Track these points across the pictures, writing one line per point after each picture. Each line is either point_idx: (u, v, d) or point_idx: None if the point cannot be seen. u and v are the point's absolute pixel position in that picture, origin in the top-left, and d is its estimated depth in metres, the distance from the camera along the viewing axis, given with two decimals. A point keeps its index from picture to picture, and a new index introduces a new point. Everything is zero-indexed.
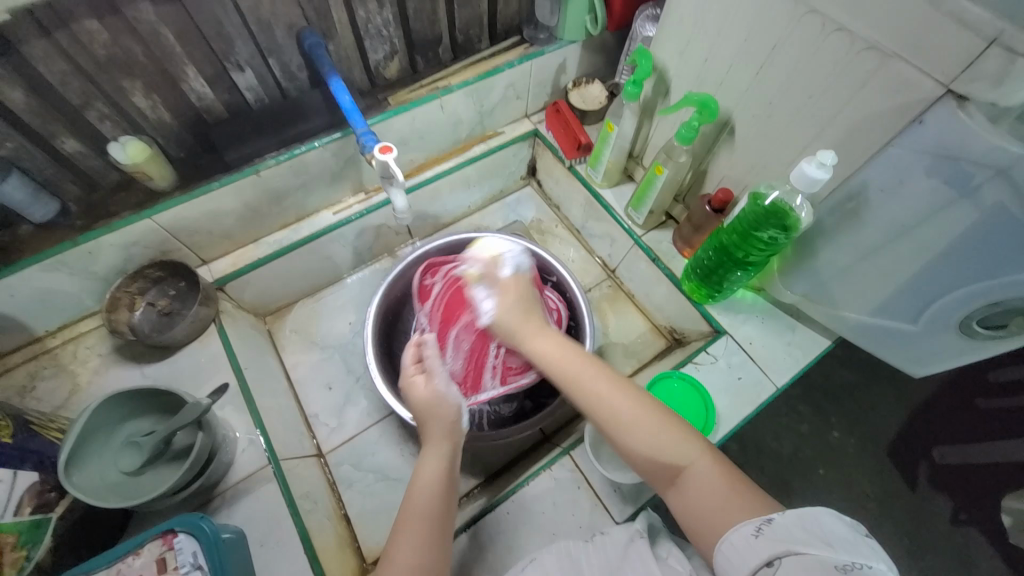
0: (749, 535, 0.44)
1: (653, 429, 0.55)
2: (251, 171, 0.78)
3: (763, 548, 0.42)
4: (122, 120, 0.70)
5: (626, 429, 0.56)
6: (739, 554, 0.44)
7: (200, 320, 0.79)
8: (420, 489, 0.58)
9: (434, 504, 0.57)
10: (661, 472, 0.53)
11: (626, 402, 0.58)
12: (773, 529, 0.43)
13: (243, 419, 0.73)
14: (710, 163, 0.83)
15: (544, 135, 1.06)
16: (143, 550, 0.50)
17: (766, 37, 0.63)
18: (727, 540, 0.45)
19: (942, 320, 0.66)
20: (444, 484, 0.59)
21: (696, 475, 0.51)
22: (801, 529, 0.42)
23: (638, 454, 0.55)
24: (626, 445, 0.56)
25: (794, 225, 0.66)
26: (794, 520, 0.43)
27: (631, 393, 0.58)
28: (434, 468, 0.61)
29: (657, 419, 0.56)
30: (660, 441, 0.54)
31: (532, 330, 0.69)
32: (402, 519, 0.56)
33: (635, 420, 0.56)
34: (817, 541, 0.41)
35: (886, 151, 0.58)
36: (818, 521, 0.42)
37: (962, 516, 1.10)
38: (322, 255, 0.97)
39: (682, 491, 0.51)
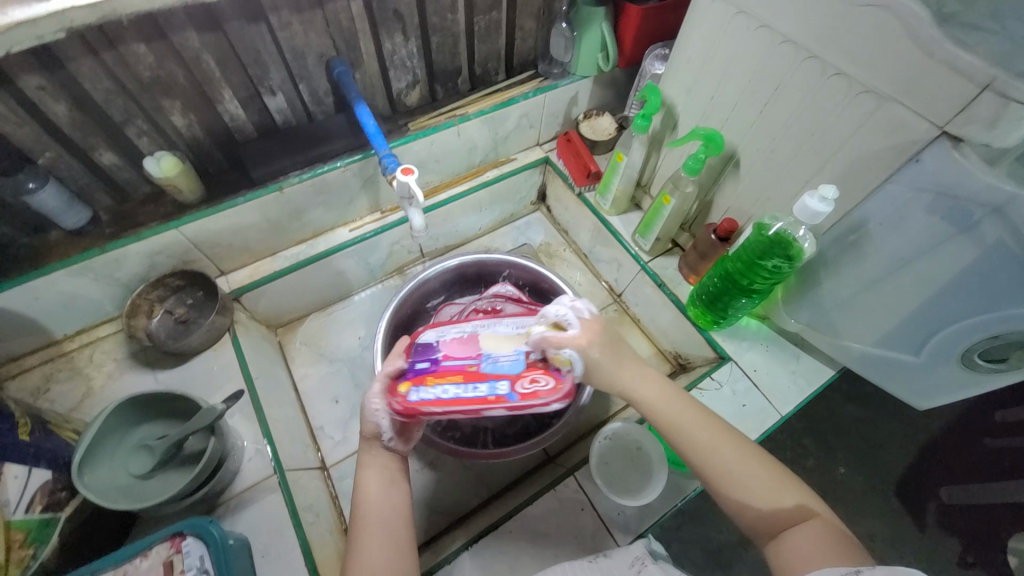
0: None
1: (766, 482, 0.53)
2: (276, 188, 0.82)
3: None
4: (158, 136, 0.74)
5: (737, 476, 0.53)
6: None
7: (216, 328, 0.81)
8: (367, 503, 0.57)
9: (384, 512, 0.56)
10: (768, 524, 0.51)
11: (732, 448, 0.55)
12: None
13: (252, 427, 0.74)
14: (716, 194, 0.86)
15: (555, 162, 1.10)
16: (150, 552, 0.51)
17: (769, 79, 0.67)
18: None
19: (944, 352, 0.67)
20: (386, 496, 0.58)
21: (808, 530, 0.49)
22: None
23: (746, 504, 0.52)
24: (734, 493, 0.53)
25: (797, 254, 0.69)
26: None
27: (735, 440, 0.56)
28: (371, 485, 0.58)
29: (766, 469, 0.54)
30: (767, 489, 0.52)
31: (636, 370, 0.60)
32: (356, 532, 0.56)
33: (744, 468, 0.53)
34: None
35: (884, 187, 0.60)
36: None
37: (970, 559, 1.08)
38: (336, 270, 0.99)
39: (787, 544, 0.49)
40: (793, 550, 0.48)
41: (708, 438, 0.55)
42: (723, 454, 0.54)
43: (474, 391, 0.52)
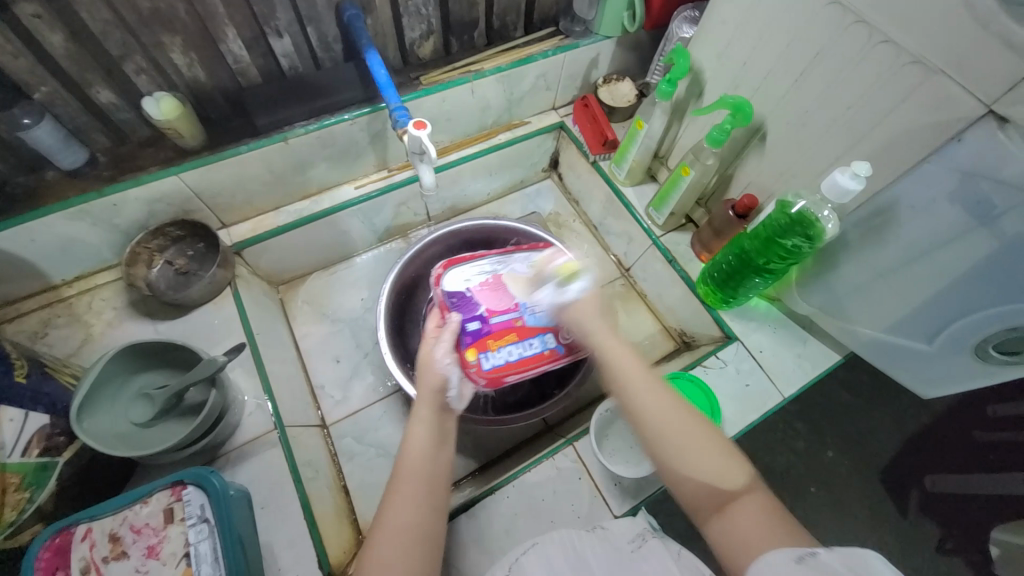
0: (788, 560, 0.41)
1: (711, 455, 0.52)
2: (280, 138, 0.78)
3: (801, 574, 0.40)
4: (158, 75, 0.70)
5: (685, 444, 0.52)
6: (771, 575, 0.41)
7: (217, 282, 0.80)
8: (409, 456, 0.56)
9: (426, 468, 0.55)
10: (710, 497, 0.50)
11: (683, 417, 0.54)
12: (815, 561, 0.40)
13: (252, 382, 0.74)
14: (737, 168, 0.83)
15: (570, 128, 1.06)
16: (150, 500, 0.51)
17: (809, 45, 0.63)
18: (761, 563, 0.43)
19: (957, 342, 0.66)
20: (434, 451, 0.57)
21: (747, 506, 0.48)
22: (845, 564, 0.38)
23: (689, 474, 0.52)
24: (681, 462, 0.52)
25: (818, 235, 0.66)
26: (840, 558, 0.39)
27: (686, 410, 0.55)
28: (420, 434, 0.58)
29: (713, 443, 0.53)
30: (712, 461, 0.51)
31: (601, 329, 0.61)
32: (394, 482, 0.55)
33: (694, 438, 0.53)
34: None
35: (919, 167, 0.58)
36: (871, 565, 0.38)
37: (950, 545, 1.10)
38: (340, 229, 0.97)
39: (726, 519, 0.48)
40: (729, 524, 0.48)
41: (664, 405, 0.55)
42: (675, 421, 0.54)
43: (532, 347, 0.70)
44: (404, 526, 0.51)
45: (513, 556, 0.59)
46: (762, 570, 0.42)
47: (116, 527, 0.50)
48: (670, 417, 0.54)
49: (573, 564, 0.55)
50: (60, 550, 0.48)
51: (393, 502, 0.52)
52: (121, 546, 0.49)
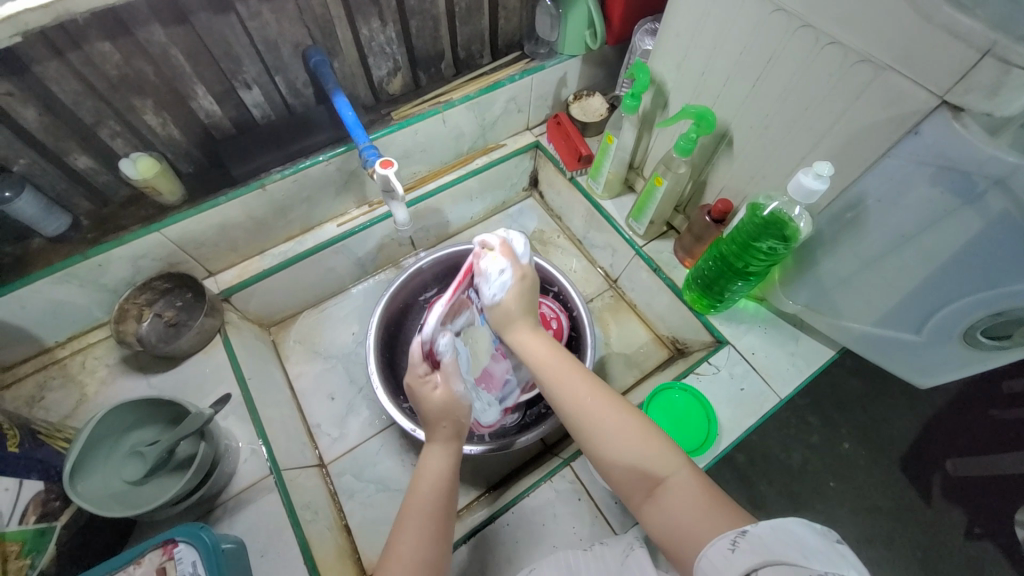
0: (726, 550, 0.40)
1: (632, 437, 0.53)
2: (257, 185, 0.80)
3: (739, 561, 0.38)
4: (133, 137, 0.72)
5: (603, 433, 0.54)
6: (710, 568, 0.40)
7: (206, 330, 0.81)
8: (421, 485, 0.57)
9: (441, 503, 0.55)
10: (637, 482, 0.51)
11: (602, 406, 0.56)
12: (748, 542, 0.39)
13: (246, 428, 0.74)
14: (709, 174, 0.83)
15: (545, 147, 1.07)
16: (142, 561, 0.51)
17: (761, 51, 0.64)
18: (701, 557, 0.41)
19: (945, 330, 0.66)
20: (451, 485, 0.58)
21: (678, 486, 0.49)
22: (774, 536, 0.38)
23: (616, 463, 0.52)
24: (608, 453, 0.53)
25: (793, 235, 0.66)
26: (770, 531, 0.39)
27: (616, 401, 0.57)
28: (437, 463, 0.59)
29: (634, 424, 0.54)
30: (631, 445, 0.53)
31: (528, 329, 0.67)
32: (403, 514, 0.55)
33: (612, 425, 0.54)
34: (788, 548, 0.36)
35: (883, 161, 0.58)
36: (794, 531, 0.38)
37: (979, 530, 1.07)
38: (326, 266, 0.98)
39: (658, 504, 0.49)
40: (663, 507, 0.48)
41: (578, 395, 0.58)
42: (595, 411, 0.56)
43: None
44: (419, 560, 0.51)
45: None
46: (704, 569, 0.40)
47: None
48: (586, 409, 0.57)
49: None
50: None
51: (404, 536, 0.52)
52: None
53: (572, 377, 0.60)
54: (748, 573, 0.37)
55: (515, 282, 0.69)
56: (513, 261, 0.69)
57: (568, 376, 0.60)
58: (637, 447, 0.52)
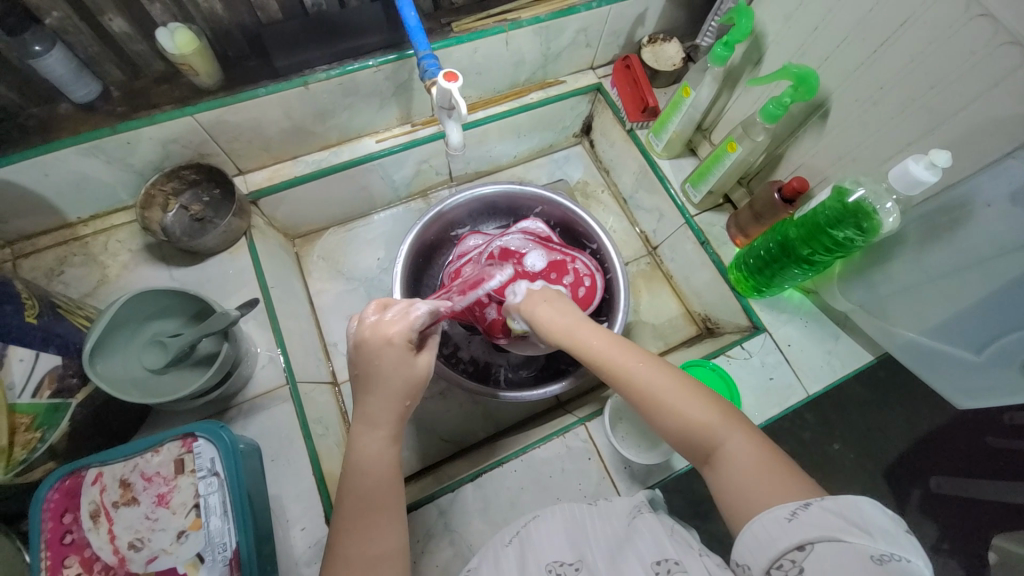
0: (781, 518, 0.39)
1: (683, 403, 0.50)
2: (300, 82, 0.74)
3: (796, 532, 0.38)
4: (173, 4, 0.66)
5: (661, 400, 0.51)
6: (763, 532, 0.39)
7: (232, 231, 0.77)
8: (364, 471, 0.51)
9: (385, 492, 0.51)
10: (694, 448, 0.49)
11: (657, 373, 0.52)
12: (809, 515, 0.38)
13: (266, 335, 0.73)
14: (789, 148, 0.76)
15: (608, 91, 0.98)
16: (162, 449, 0.52)
17: (894, 12, 0.56)
18: (753, 525, 0.40)
19: (1009, 354, 0.61)
20: (394, 473, 0.52)
21: (733, 452, 0.46)
22: (838, 514, 0.37)
23: (669, 429, 0.50)
24: (657, 419, 0.51)
25: (874, 228, 0.61)
26: (832, 507, 0.38)
27: (660, 363, 0.53)
28: (376, 448, 0.53)
29: (688, 390, 0.51)
30: (687, 410, 0.49)
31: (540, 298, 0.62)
32: (344, 497, 0.51)
33: (663, 389, 0.51)
34: (855, 530, 0.36)
35: (1004, 162, 0.51)
36: (859, 510, 0.38)
37: (946, 546, 1.07)
38: (360, 184, 0.93)
39: (716, 471, 0.47)
40: (722, 476, 0.46)
41: (623, 362, 0.54)
42: (648, 378, 0.52)
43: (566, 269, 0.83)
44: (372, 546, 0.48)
45: (518, 525, 0.60)
46: (756, 533, 0.40)
47: (127, 473, 0.51)
48: (636, 377, 0.52)
49: (577, 537, 0.55)
50: (71, 492, 0.50)
51: (350, 529, 0.49)
52: (131, 492, 0.50)
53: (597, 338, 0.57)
54: (804, 546, 0.37)
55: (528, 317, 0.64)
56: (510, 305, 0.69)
57: (615, 346, 0.55)
58: (692, 411, 0.49)
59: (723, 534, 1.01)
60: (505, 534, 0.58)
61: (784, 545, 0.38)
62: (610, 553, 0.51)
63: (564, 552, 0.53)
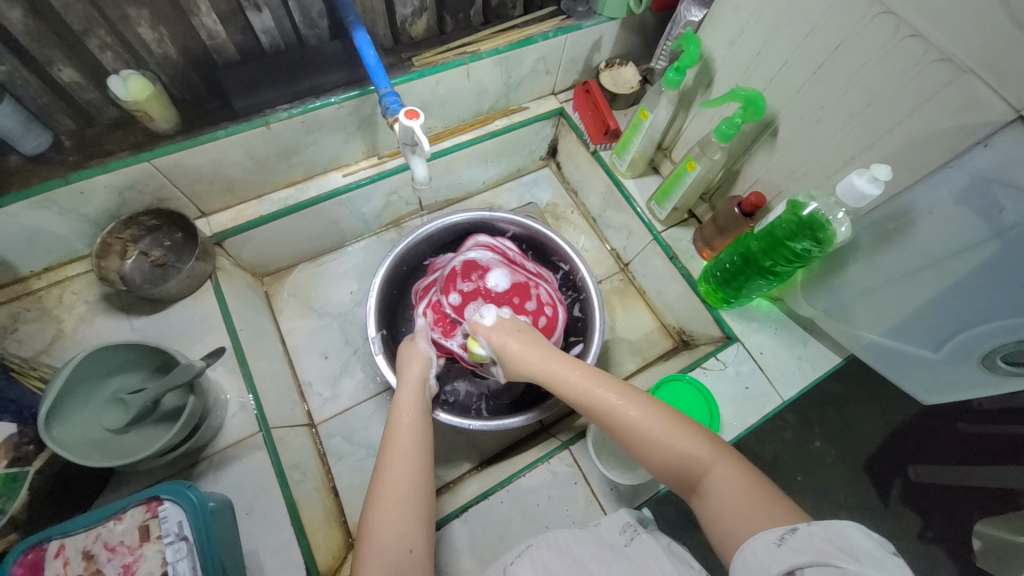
0: (771, 543, 0.40)
1: (665, 432, 0.52)
2: (262, 122, 0.73)
3: (785, 558, 0.38)
4: (125, 51, 0.65)
5: (644, 431, 0.53)
6: (754, 556, 0.40)
7: (196, 275, 0.75)
8: (399, 438, 0.57)
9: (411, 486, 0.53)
10: (680, 477, 0.50)
11: (639, 405, 0.55)
12: (797, 539, 0.39)
13: (235, 381, 0.71)
14: (745, 164, 0.79)
15: (570, 115, 1.01)
16: (125, 516, 0.49)
17: (829, 36, 0.59)
18: (744, 549, 0.41)
19: (965, 351, 0.64)
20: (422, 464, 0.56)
21: (716, 477, 0.48)
22: (825, 540, 0.37)
23: (654, 459, 0.52)
24: (641, 451, 0.53)
25: (828, 239, 0.63)
26: (819, 532, 0.38)
27: (640, 395, 0.56)
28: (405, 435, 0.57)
29: (670, 419, 0.53)
30: (669, 439, 0.51)
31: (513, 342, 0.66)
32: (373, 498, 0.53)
33: (645, 420, 0.53)
34: (841, 555, 0.36)
35: (941, 171, 0.55)
36: (845, 535, 0.37)
37: (930, 534, 1.08)
38: (328, 219, 0.92)
39: (703, 499, 0.48)
40: (709, 503, 0.47)
41: (606, 396, 0.57)
42: (629, 411, 0.54)
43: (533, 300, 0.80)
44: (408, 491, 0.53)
45: (506, 560, 0.58)
46: (748, 558, 0.41)
47: (89, 545, 0.48)
48: (618, 412, 0.55)
49: (568, 564, 0.54)
50: (33, 567, 0.47)
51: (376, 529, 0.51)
52: (94, 564, 0.47)
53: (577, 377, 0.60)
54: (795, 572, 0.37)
55: (499, 348, 0.67)
56: (481, 332, 0.69)
57: (595, 384, 0.58)
58: (676, 441, 0.51)
59: (716, 544, 1.01)
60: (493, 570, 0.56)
61: (774, 571, 0.38)
62: (610, 571, 0.51)
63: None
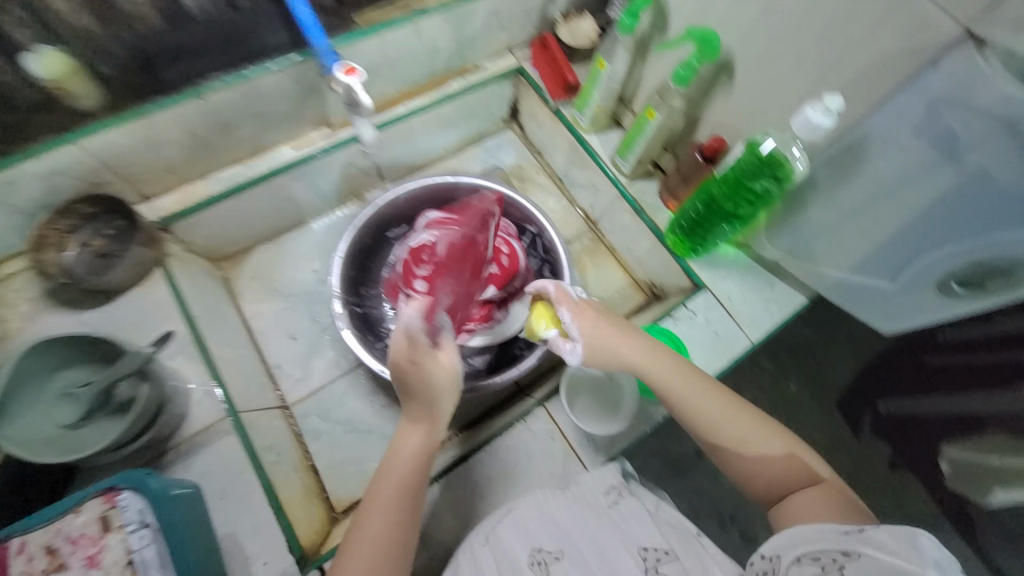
0: (834, 531, 0.43)
1: (766, 446, 0.53)
2: (194, 94, 0.69)
3: (844, 544, 0.42)
4: (38, 25, 0.61)
5: (744, 444, 0.54)
6: (810, 534, 0.44)
7: (142, 262, 0.72)
8: (375, 525, 0.51)
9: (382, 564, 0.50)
10: (770, 489, 0.53)
11: (741, 418, 0.55)
12: (862, 535, 0.41)
13: (196, 368, 0.68)
14: (703, 110, 0.78)
15: (529, 73, 0.97)
16: (84, 507, 0.48)
17: None
18: (801, 527, 0.46)
19: (921, 276, 0.67)
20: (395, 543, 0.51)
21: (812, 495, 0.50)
22: (891, 539, 0.39)
23: (752, 471, 0.53)
24: (738, 460, 0.54)
25: (787, 176, 0.64)
26: (887, 532, 0.40)
27: (737, 402, 0.56)
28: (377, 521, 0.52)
29: (771, 434, 0.54)
30: (772, 455, 0.53)
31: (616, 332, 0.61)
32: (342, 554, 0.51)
33: (748, 432, 0.54)
34: (900, 555, 0.38)
35: (893, 99, 0.53)
36: (913, 539, 0.39)
37: (900, 461, 1.13)
38: (283, 195, 0.88)
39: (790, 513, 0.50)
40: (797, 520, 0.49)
41: (711, 403, 0.56)
42: (733, 423, 0.54)
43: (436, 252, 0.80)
44: (377, 535, 0.51)
45: (488, 526, 0.59)
46: (804, 534, 0.45)
47: (50, 540, 0.47)
48: (720, 419, 0.55)
49: (553, 531, 0.55)
50: None
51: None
52: (58, 558, 0.46)
53: (680, 377, 0.57)
54: (848, 554, 0.41)
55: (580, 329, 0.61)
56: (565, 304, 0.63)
57: (699, 388, 0.57)
58: (773, 457, 0.53)
59: (700, 489, 1.04)
60: (477, 537, 0.56)
61: (828, 548, 0.42)
62: None
63: (545, 545, 0.53)
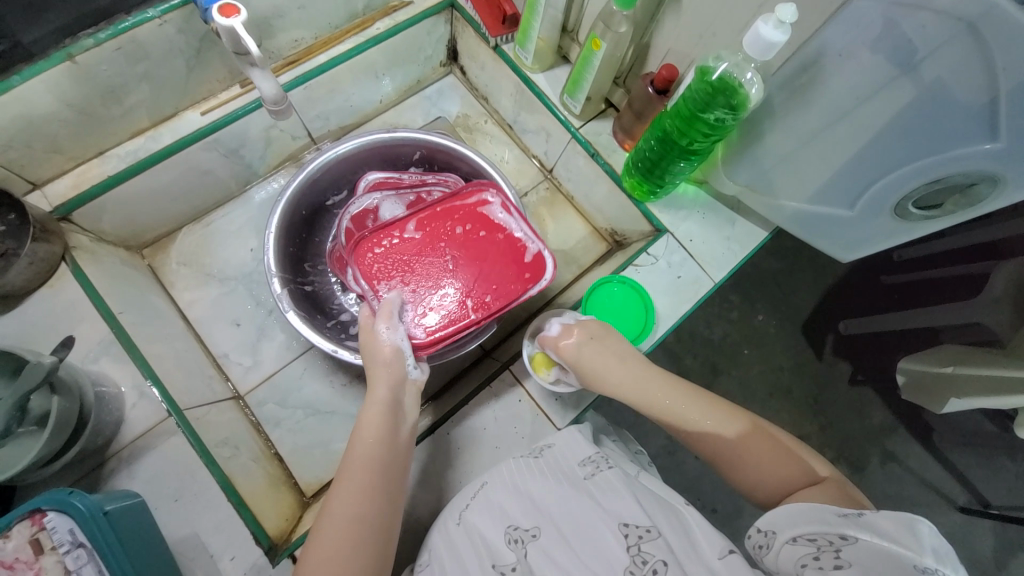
0: (834, 514, 0.41)
1: (768, 455, 0.51)
2: (62, 56, 0.59)
3: (843, 525, 0.39)
4: None
5: (743, 454, 0.52)
6: (807, 515, 0.42)
7: (42, 260, 0.64)
8: (340, 507, 0.50)
9: (347, 549, 0.48)
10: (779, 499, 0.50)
11: (735, 427, 0.54)
12: (862, 519, 0.39)
13: (125, 370, 0.63)
14: (653, 35, 0.72)
15: (463, 6, 0.86)
16: (11, 533, 0.44)
17: None
18: (797, 508, 0.43)
19: (878, 203, 0.64)
20: (364, 527, 0.50)
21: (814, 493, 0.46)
22: (893, 526, 0.37)
23: (757, 482, 0.51)
24: (744, 474, 0.52)
25: (742, 104, 0.59)
26: (890, 519, 0.38)
27: (732, 413, 0.56)
28: (342, 504, 0.51)
29: (771, 442, 0.52)
30: (774, 464, 0.51)
31: (604, 359, 0.62)
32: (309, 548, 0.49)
33: (746, 441, 0.53)
34: (904, 542, 0.36)
35: (849, 6, 0.49)
36: (919, 529, 0.37)
37: (861, 377, 1.17)
38: (202, 169, 0.78)
39: None
40: None
41: (704, 416, 0.56)
42: (727, 433, 0.54)
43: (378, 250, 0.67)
44: (348, 517, 0.50)
45: (461, 502, 0.58)
46: (800, 513, 0.42)
47: None
48: (713, 431, 0.55)
49: (525, 504, 0.54)
50: None
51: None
52: None
53: (671, 395, 0.58)
54: (846, 536, 0.38)
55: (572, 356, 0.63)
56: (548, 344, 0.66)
57: (691, 401, 0.57)
58: (776, 464, 0.51)
59: None
60: (450, 518, 0.56)
61: (825, 528, 0.40)
62: (567, 505, 0.52)
63: (518, 519, 0.53)
